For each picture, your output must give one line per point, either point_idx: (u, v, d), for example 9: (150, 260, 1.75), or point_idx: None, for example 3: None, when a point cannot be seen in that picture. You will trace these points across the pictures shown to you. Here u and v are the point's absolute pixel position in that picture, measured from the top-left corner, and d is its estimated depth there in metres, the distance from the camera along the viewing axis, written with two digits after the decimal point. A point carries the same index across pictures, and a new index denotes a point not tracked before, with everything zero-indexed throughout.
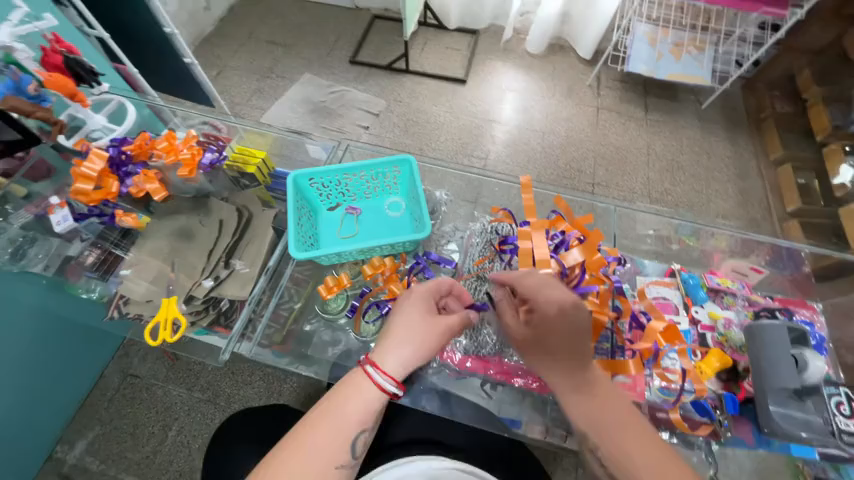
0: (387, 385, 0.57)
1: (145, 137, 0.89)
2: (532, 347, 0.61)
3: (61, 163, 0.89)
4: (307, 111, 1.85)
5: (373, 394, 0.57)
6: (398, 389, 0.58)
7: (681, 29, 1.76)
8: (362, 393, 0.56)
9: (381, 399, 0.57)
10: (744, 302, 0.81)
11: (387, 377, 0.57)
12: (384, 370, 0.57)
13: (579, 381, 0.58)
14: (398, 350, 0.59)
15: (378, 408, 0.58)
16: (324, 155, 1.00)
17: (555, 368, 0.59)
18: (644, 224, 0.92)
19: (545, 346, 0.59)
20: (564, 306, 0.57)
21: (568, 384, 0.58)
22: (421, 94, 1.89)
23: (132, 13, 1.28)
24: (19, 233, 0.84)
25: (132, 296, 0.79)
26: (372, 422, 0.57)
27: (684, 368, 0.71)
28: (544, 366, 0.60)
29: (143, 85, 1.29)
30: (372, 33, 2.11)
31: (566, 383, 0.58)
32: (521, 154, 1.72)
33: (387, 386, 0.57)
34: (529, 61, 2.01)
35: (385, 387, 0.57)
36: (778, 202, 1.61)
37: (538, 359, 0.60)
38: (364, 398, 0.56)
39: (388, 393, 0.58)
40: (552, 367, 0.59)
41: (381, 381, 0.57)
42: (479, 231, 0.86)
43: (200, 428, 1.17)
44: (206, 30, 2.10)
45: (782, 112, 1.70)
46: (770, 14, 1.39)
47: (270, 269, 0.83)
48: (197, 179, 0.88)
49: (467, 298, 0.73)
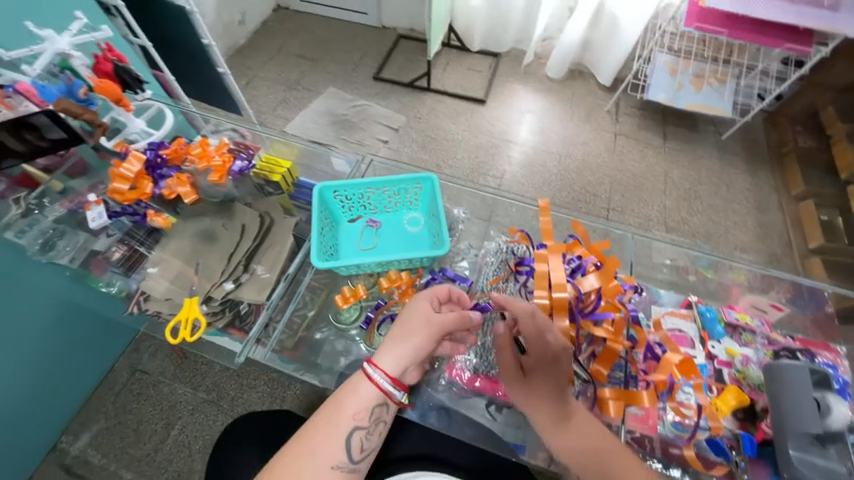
0: (385, 385, 0.61)
1: (181, 142, 0.94)
2: (522, 385, 0.63)
3: (98, 162, 0.94)
4: (329, 123, 1.90)
5: (371, 394, 0.60)
6: (395, 387, 0.61)
7: (702, 61, 1.77)
8: (360, 394, 0.60)
9: (379, 401, 0.60)
10: (763, 341, 0.79)
11: (384, 375, 0.61)
12: (381, 368, 0.61)
13: (563, 414, 0.60)
14: (394, 349, 0.61)
15: (377, 411, 0.61)
16: (347, 169, 1.02)
17: (544, 406, 0.61)
18: (661, 253, 0.91)
19: (536, 385, 0.61)
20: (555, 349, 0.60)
21: (550, 419, 0.60)
22: (441, 112, 1.93)
23: (175, 24, 1.36)
24: (51, 225, 0.88)
25: (152, 293, 0.81)
26: (371, 425, 0.60)
27: (700, 403, 0.69)
28: (531, 403, 0.62)
29: (179, 92, 1.36)
30: (396, 51, 2.18)
31: (550, 417, 0.60)
32: (537, 176, 1.73)
33: (385, 385, 0.60)
34: (548, 85, 2.04)
35: (384, 386, 0.61)
36: (799, 237, 1.57)
37: (524, 394, 0.62)
38: (362, 398, 0.60)
39: (386, 393, 0.61)
40: (540, 404, 0.61)
41: (379, 379, 0.60)
42: (493, 250, 0.88)
43: (202, 429, 1.17)
44: (239, 42, 2.20)
45: (804, 147, 1.68)
46: (794, 50, 1.39)
47: (289, 276, 0.85)
48: (225, 185, 0.93)
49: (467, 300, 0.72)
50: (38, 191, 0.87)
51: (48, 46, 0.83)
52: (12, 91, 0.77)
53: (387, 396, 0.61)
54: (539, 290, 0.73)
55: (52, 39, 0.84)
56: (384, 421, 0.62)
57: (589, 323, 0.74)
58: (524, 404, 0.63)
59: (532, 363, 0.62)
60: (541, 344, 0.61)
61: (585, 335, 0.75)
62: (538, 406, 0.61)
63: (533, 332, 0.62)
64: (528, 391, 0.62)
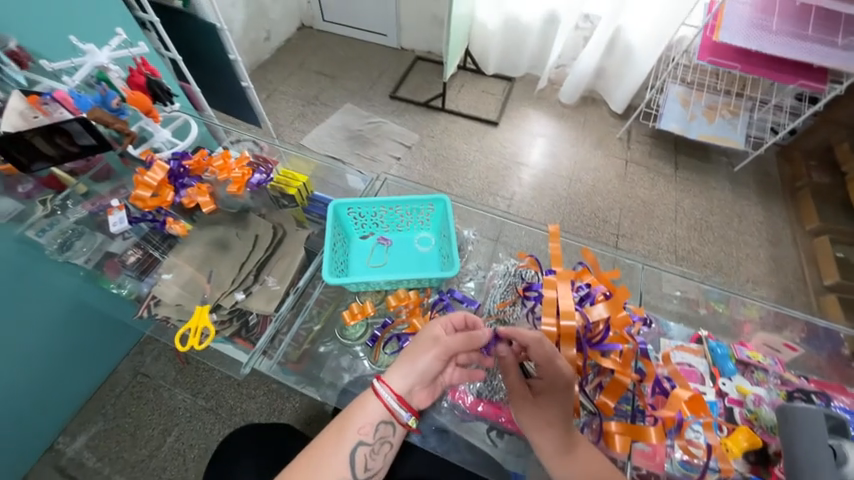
0: (392, 403, 0.60)
1: (203, 154, 0.97)
2: (531, 411, 0.62)
3: (121, 168, 0.98)
4: (344, 138, 1.95)
5: (377, 412, 0.60)
6: (401, 406, 0.61)
7: (715, 94, 1.79)
8: (366, 410, 0.60)
9: (385, 419, 0.60)
10: (776, 380, 0.77)
11: (391, 393, 0.61)
12: (389, 385, 0.61)
13: (568, 442, 0.60)
14: (401, 366, 0.62)
15: (382, 429, 0.60)
16: (361, 186, 1.05)
17: (551, 435, 0.60)
18: (670, 284, 0.91)
19: (545, 412, 0.60)
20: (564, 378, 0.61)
21: (556, 448, 0.59)
22: (454, 132, 1.97)
23: (205, 40, 1.43)
24: (70, 226, 0.90)
25: (163, 298, 0.82)
26: (376, 443, 0.59)
27: (709, 443, 0.67)
28: (538, 430, 0.60)
29: (203, 103, 1.42)
30: (413, 72, 2.24)
31: (556, 447, 0.59)
32: (546, 198, 1.74)
33: (392, 403, 0.60)
34: (561, 110, 2.08)
35: (390, 404, 0.60)
36: (814, 274, 1.54)
37: (531, 420, 0.61)
38: (368, 415, 0.60)
39: (393, 411, 0.60)
40: (547, 431, 0.60)
41: (386, 397, 0.60)
42: (502, 273, 0.88)
43: (199, 437, 1.16)
44: (263, 57, 2.28)
45: (819, 182, 1.67)
46: (807, 87, 1.40)
47: (298, 289, 0.86)
48: (243, 196, 0.95)
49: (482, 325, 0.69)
50: (64, 192, 0.91)
51: (88, 60, 0.89)
52: (50, 99, 0.80)
53: (393, 415, 0.61)
54: (547, 317, 0.72)
55: (93, 52, 0.90)
56: (390, 442, 0.61)
57: (596, 354, 0.72)
58: (530, 429, 0.61)
59: (543, 389, 0.62)
60: (552, 371, 0.61)
61: (591, 365, 0.74)
62: (543, 434, 0.60)
63: (542, 358, 0.61)
64: (534, 417, 0.61)
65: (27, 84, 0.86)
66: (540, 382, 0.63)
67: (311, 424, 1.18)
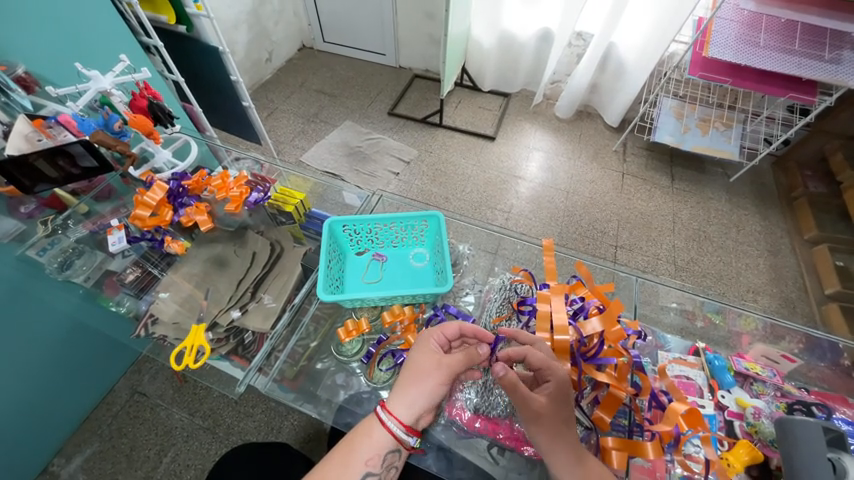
0: (399, 432, 0.59)
1: (203, 174, 0.99)
2: (549, 420, 0.57)
3: (122, 186, 1.01)
4: (345, 154, 1.97)
5: (384, 440, 0.59)
6: (408, 434, 0.60)
7: (708, 106, 1.84)
8: (373, 440, 0.59)
9: (393, 447, 0.59)
10: (775, 392, 0.77)
11: (398, 423, 0.59)
12: (396, 416, 0.59)
13: (579, 451, 0.58)
14: (406, 395, 0.60)
15: (390, 457, 0.60)
16: (358, 203, 1.07)
17: (567, 441, 0.57)
18: (667, 296, 0.91)
19: (558, 416, 0.57)
20: (563, 384, 0.59)
21: (571, 458, 0.56)
22: (452, 147, 2.00)
23: (208, 63, 1.47)
24: (71, 245, 0.93)
25: (161, 317, 0.82)
26: (383, 471, 0.59)
27: (708, 458, 0.66)
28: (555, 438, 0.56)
29: (204, 122, 1.46)
30: (411, 90, 2.29)
31: (570, 458, 0.56)
32: (544, 211, 1.75)
33: (399, 432, 0.59)
34: (557, 125, 2.12)
35: (397, 433, 0.59)
36: (815, 283, 1.53)
37: (546, 429, 0.56)
38: (375, 445, 0.59)
39: (399, 439, 0.59)
40: (563, 438, 0.57)
41: (393, 427, 0.59)
42: (498, 287, 0.89)
43: (195, 458, 1.14)
44: (265, 77, 2.34)
45: (815, 192, 1.68)
46: (799, 100, 1.41)
47: (295, 305, 0.87)
48: (241, 213, 0.97)
49: (486, 334, 0.70)
50: (65, 213, 0.94)
51: (92, 86, 0.90)
52: (54, 122, 0.83)
53: (400, 443, 0.60)
54: (541, 332, 0.73)
55: (96, 79, 0.91)
56: (396, 466, 0.61)
57: (591, 368, 0.73)
58: (545, 441, 0.57)
59: (553, 395, 0.58)
60: (553, 371, 0.61)
61: (587, 379, 0.74)
62: (558, 446, 0.56)
63: (541, 361, 0.62)
64: (550, 425, 0.56)
65: (33, 108, 0.88)
66: (548, 386, 0.59)
67: (310, 443, 1.17)
